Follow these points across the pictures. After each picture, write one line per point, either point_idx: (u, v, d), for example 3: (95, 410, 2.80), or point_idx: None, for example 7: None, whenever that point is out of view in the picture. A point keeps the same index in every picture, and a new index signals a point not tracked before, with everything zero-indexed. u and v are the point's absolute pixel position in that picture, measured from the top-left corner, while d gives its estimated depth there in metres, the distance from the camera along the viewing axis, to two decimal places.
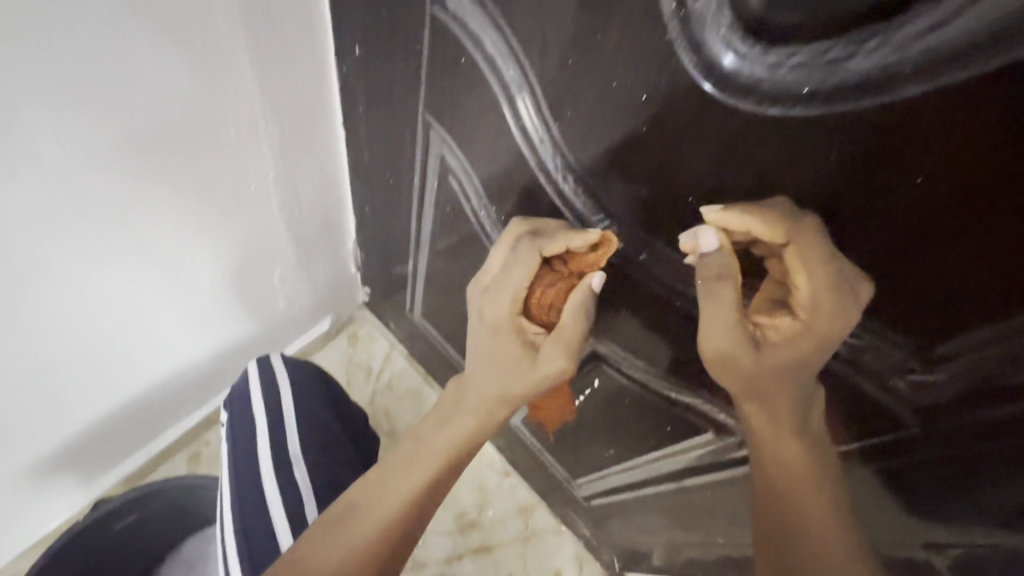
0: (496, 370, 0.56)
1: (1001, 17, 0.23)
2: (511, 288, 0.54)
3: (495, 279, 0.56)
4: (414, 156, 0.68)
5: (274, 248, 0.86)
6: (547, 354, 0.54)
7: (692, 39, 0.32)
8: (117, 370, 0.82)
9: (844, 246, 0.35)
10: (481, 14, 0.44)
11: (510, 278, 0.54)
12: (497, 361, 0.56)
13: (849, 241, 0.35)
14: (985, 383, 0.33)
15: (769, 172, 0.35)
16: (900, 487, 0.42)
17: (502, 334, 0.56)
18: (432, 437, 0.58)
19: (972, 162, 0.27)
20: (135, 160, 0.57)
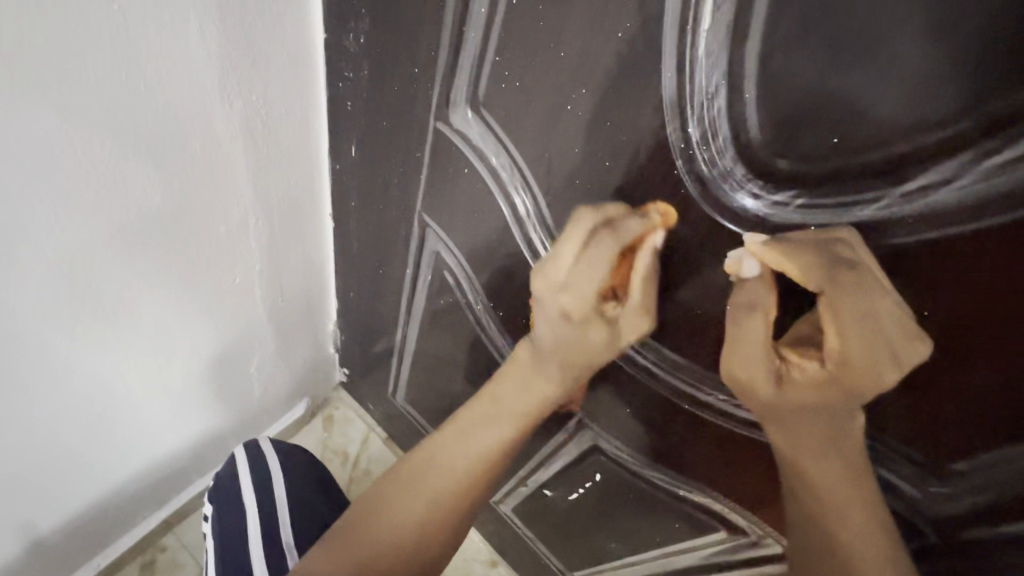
0: (536, 387, 0.47)
1: (991, 189, 0.26)
2: (581, 291, 0.41)
3: (565, 280, 0.41)
4: (408, 249, 0.68)
5: (253, 338, 0.82)
6: (627, 323, 0.42)
7: (701, 177, 0.34)
8: (71, 480, 0.74)
9: (847, 387, 0.34)
10: (485, 131, 0.46)
11: (575, 284, 0.41)
12: (533, 379, 0.47)
13: (847, 377, 0.34)
14: (1008, 505, 0.33)
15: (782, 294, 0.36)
16: None
17: (555, 352, 0.45)
18: (461, 450, 0.48)
19: (991, 309, 0.28)
20: (119, 265, 0.55)
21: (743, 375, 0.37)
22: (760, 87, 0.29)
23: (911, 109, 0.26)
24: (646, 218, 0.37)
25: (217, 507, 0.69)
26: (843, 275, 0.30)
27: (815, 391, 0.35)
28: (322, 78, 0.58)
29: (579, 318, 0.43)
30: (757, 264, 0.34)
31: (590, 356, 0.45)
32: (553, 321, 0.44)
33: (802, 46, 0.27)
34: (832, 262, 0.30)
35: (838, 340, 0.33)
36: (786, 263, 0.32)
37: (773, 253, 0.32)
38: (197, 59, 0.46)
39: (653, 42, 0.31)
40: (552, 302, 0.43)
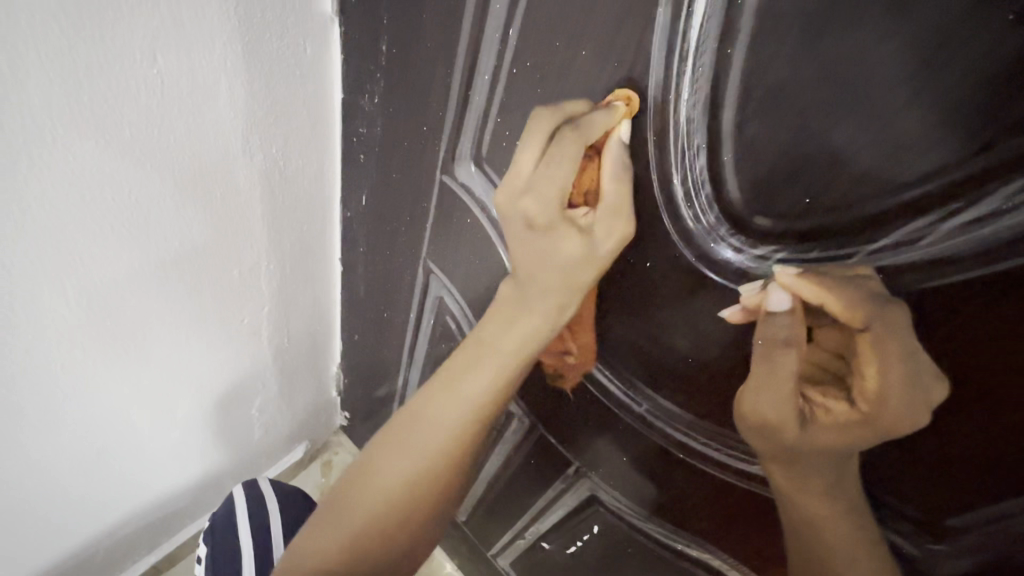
0: (494, 365, 0.47)
1: (949, 248, 0.27)
2: (546, 198, 0.39)
3: (526, 186, 0.39)
4: (412, 294, 0.70)
5: (257, 378, 0.83)
6: (602, 229, 0.39)
7: (685, 231, 0.36)
8: (65, 520, 0.74)
9: (878, 429, 0.33)
10: (487, 185, 0.49)
11: (539, 188, 0.38)
12: (495, 348, 0.47)
13: (880, 420, 0.33)
14: (1001, 568, 0.33)
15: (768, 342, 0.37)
16: None
17: (533, 284, 0.43)
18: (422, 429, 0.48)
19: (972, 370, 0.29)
20: (135, 303, 0.57)
21: (770, 410, 0.36)
22: (736, 152, 0.32)
23: (885, 174, 0.27)
24: (611, 110, 0.35)
25: (211, 553, 0.67)
26: (889, 313, 0.30)
27: (842, 430, 0.35)
28: (338, 135, 0.62)
29: (544, 225, 0.40)
30: (786, 296, 0.34)
31: (566, 269, 0.41)
32: (520, 235, 0.42)
33: (771, 117, 0.29)
34: (877, 301, 0.30)
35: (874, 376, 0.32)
36: (824, 294, 0.31)
37: (813, 285, 0.32)
38: (224, 117, 0.50)
39: (639, 110, 0.34)
40: (518, 212, 0.40)
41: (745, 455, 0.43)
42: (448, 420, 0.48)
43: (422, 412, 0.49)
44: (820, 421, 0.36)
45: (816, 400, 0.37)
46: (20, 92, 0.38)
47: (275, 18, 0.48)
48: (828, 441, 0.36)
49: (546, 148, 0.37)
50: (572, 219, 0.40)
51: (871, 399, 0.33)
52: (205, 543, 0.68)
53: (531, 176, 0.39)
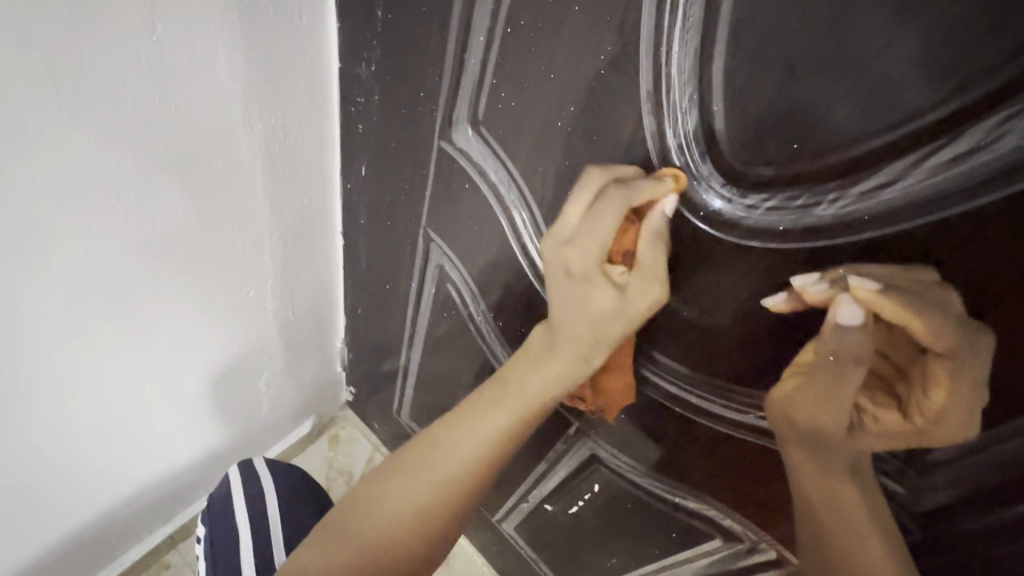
0: (543, 372, 0.47)
1: (935, 186, 0.28)
2: (587, 247, 0.41)
3: (573, 238, 0.41)
4: (413, 264, 0.71)
5: (264, 352, 0.85)
6: (636, 289, 0.41)
7: (677, 182, 0.37)
8: (84, 490, 0.76)
9: (928, 443, 0.35)
10: (485, 149, 0.49)
11: (579, 242, 0.41)
12: (541, 364, 0.48)
13: (935, 433, 0.34)
14: (978, 497, 0.35)
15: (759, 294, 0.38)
16: None
17: (567, 335, 0.45)
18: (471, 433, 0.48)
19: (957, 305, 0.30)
20: (143, 275, 0.59)
21: (824, 418, 0.37)
22: (726, 103, 0.32)
23: (869, 117, 0.28)
24: (660, 181, 0.37)
25: (209, 529, 0.69)
26: (976, 346, 0.30)
27: (892, 441, 0.36)
28: (336, 105, 0.62)
29: (581, 276, 0.42)
30: (858, 309, 0.32)
31: (598, 325, 0.43)
32: (559, 283, 0.44)
33: (760, 64, 0.30)
34: (969, 333, 0.30)
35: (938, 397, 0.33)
36: (910, 321, 0.31)
37: (901, 308, 0.31)
38: (224, 88, 0.51)
39: (631, 65, 0.35)
40: (557, 261, 0.43)
41: (735, 405, 0.45)
42: (469, 433, 0.49)
43: (442, 441, 0.49)
44: (869, 430, 0.37)
45: (868, 408, 0.37)
46: (24, 61, 0.39)
47: None
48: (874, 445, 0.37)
49: (589, 205, 0.39)
50: (608, 275, 0.42)
51: (928, 415, 0.34)
52: (204, 523, 0.70)
53: (576, 228, 0.41)
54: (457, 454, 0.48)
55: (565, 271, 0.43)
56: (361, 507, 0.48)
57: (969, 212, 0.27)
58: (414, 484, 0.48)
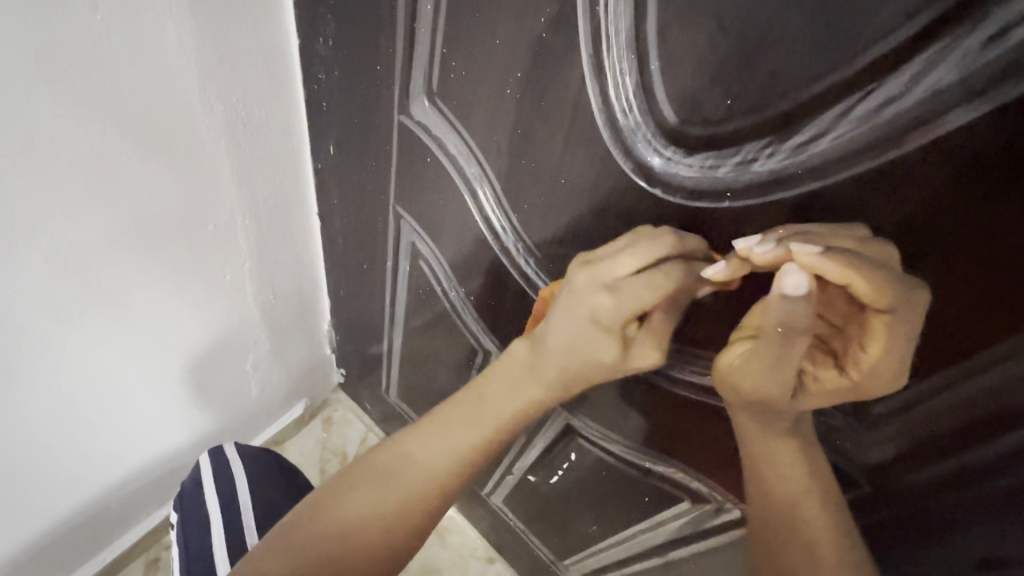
0: (526, 390, 0.46)
1: (862, 137, 0.28)
2: (622, 304, 0.38)
3: (613, 285, 0.39)
4: (387, 243, 0.71)
5: (247, 336, 0.86)
6: (638, 347, 0.41)
7: (624, 144, 0.37)
8: (76, 473, 0.78)
9: (865, 395, 0.35)
10: (442, 121, 0.49)
11: (623, 293, 0.38)
12: (523, 381, 0.46)
13: (872, 389, 0.34)
14: (918, 449, 0.35)
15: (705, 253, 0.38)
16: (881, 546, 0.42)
17: (555, 368, 0.44)
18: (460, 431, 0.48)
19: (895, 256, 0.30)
20: (113, 261, 0.59)
21: (768, 387, 0.36)
22: (661, 61, 0.32)
23: (796, 68, 0.28)
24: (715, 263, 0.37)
25: (181, 513, 0.71)
26: (916, 300, 0.29)
27: (831, 397, 0.36)
28: (299, 83, 0.62)
29: (605, 325, 0.40)
30: (801, 277, 0.31)
31: (589, 367, 0.42)
32: (573, 313, 0.41)
33: (690, 18, 0.29)
34: (909, 288, 0.29)
35: (875, 353, 0.32)
36: (852, 279, 0.29)
37: (845, 268, 0.29)
38: (178, 67, 0.50)
39: (570, 27, 0.35)
40: (582, 307, 0.40)
41: (694, 367, 0.45)
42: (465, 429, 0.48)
43: (435, 431, 0.48)
44: (811, 391, 0.36)
45: (808, 369, 0.36)
46: None
47: None
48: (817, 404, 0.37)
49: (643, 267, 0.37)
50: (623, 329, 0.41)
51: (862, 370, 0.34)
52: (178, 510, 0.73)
53: (622, 278, 0.38)
54: (450, 447, 0.48)
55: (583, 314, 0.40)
56: (349, 489, 0.48)
57: (895, 162, 0.28)
58: (398, 478, 0.48)
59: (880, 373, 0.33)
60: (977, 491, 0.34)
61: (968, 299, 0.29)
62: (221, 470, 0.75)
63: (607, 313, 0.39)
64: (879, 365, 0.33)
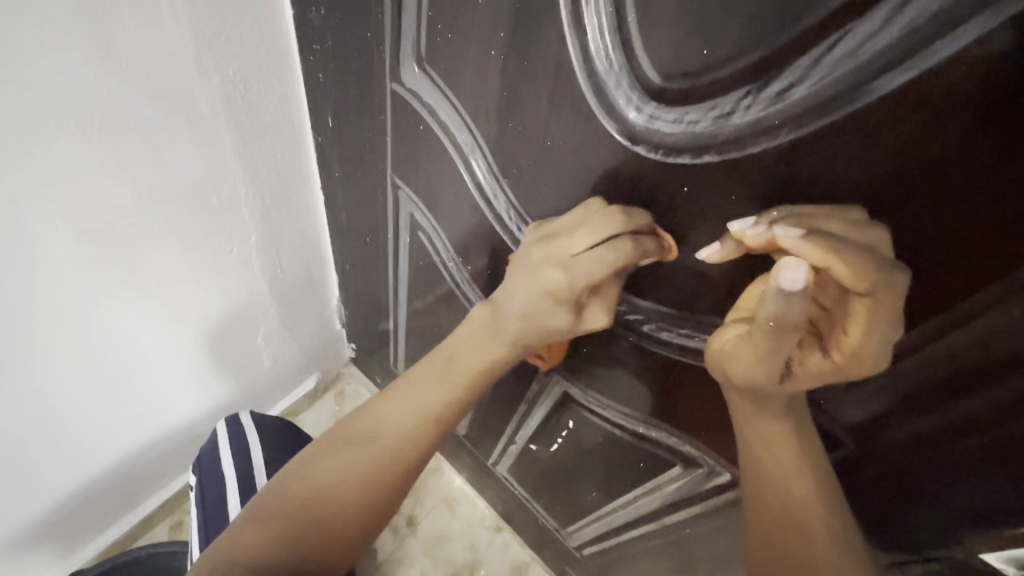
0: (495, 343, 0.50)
1: (838, 81, 0.27)
2: (576, 276, 0.42)
3: (557, 258, 0.43)
4: (387, 215, 0.72)
5: (257, 309, 0.88)
6: (590, 315, 0.45)
7: (606, 102, 0.37)
8: (98, 438, 0.82)
9: (849, 374, 0.36)
10: (432, 88, 0.49)
11: (578, 267, 0.42)
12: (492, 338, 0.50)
13: (854, 369, 0.36)
14: (899, 407, 0.36)
15: (691, 214, 0.38)
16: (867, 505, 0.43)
17: (517, 321, 0.47)
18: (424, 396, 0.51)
19: (874, 207, 0.30)
20: (120, 232, 0.61)
21: (761, 376, 0.38)
22: (639, 13, 0.32)
23: (772, 13, 0.27)
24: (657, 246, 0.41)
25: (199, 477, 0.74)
26: (894, 286, 0.31)
27: (819, 378, 0.37)
28: (295, 54, 0.62)
29: (557, 299, 0.44)
30: (801, 275, 0.31)
31: (545, 333, 0.47)
32: (526, 287, 0.45)
33: None
34: (887, 272, 0.30)
35: (858, 336, 0.34)
36: (836, 263, 0.31)
37: (825, 251, 0.31)
38: (173, 38, 0.51)
39: None
40: (540, 277, 0.44)
41: (681, 330, 0.46)
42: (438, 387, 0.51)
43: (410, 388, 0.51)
44: (800, 373, 0.38)
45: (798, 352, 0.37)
46: None
47: None
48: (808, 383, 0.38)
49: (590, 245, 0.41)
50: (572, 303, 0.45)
51: (845, 350, 0.35)
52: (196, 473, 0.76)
53: (576, 253, 0.42)
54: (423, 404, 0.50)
55: (535, 284, 0.45)
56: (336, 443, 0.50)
57: (870, 108, 0.27)
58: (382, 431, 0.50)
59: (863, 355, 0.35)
60: (959, 446, 0.35)
61: (947, 249, 0.29)
62: (237, 436, 0.78)
63: (560, 287, 0.43)
64: (861, 348, 0.34)
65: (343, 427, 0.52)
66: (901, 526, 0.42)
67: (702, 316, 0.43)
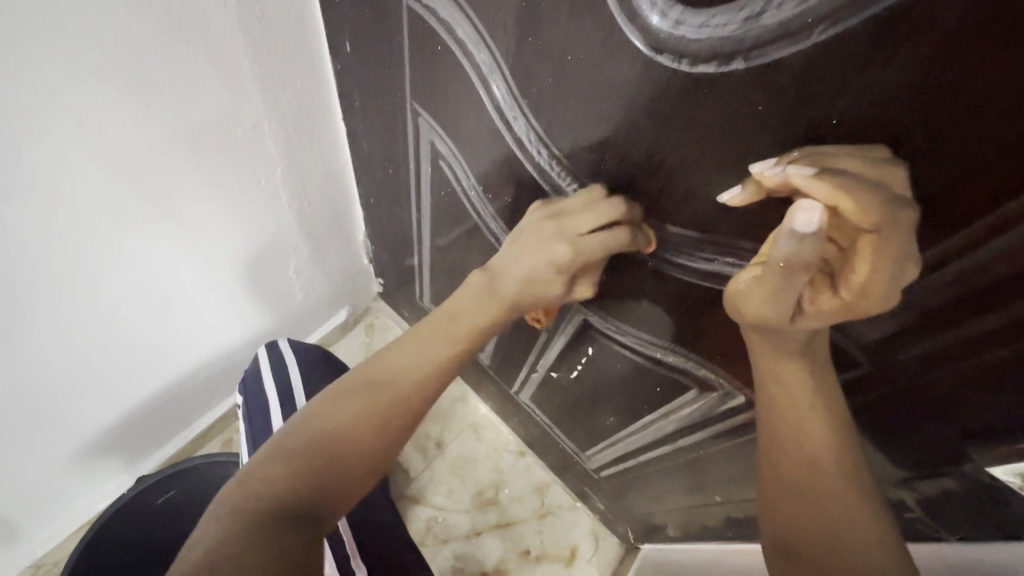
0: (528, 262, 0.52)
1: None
2: (538, 260, 0.52)
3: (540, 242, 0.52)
4: (408, 145, 0.72)
5: (287, 242, 0.91)
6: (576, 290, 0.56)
7: (629, 7, 0.35)
8: (150, 360, 0.88)
9: (858, 313, 0.36)
10: (449, 2, 0.47)
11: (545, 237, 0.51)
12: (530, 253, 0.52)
13: (863, 307, 0.36)
14: (915, 325, 0.37)
15: (714, 130, 0.37)
16: (877, 422, 0.44)
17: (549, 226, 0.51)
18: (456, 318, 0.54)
19: (906, 113, 0.29)
20: (152, 164, 0.63)
21: (771, 313, 0.39)
22: None
23: None
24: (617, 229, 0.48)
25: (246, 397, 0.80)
26: (904, 221, 0.32)
27: (831, 317, 0.38)
28: None
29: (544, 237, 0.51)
30: (812, 217, 0.32)
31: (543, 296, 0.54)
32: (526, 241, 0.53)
33: None
34: (896, 208, 0.31)
35: (865, 274, 0.34)
36: (844, 198, 0.31)
37: (834, 190, 0.31)
38: None
39: None
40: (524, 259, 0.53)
41: (700, 253, 0.46)
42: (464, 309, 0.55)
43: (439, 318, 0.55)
44: (808, 311, 0.39)
45: (808, 292, 0.38)
46: None
47: None
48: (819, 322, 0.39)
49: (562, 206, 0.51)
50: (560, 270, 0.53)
51: (853, 289, 0.36)
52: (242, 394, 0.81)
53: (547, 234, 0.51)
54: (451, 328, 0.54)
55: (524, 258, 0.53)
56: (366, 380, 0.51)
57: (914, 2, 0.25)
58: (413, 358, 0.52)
59: (870, 291, 0.35)
60: (980, 360, 0.35)
61: (984, 154, 0.28)
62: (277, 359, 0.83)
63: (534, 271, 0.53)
64: (869, 284, 0.34)
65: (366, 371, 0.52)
66: (914, 444, 0.43)
67: (724, 237, 0.43)
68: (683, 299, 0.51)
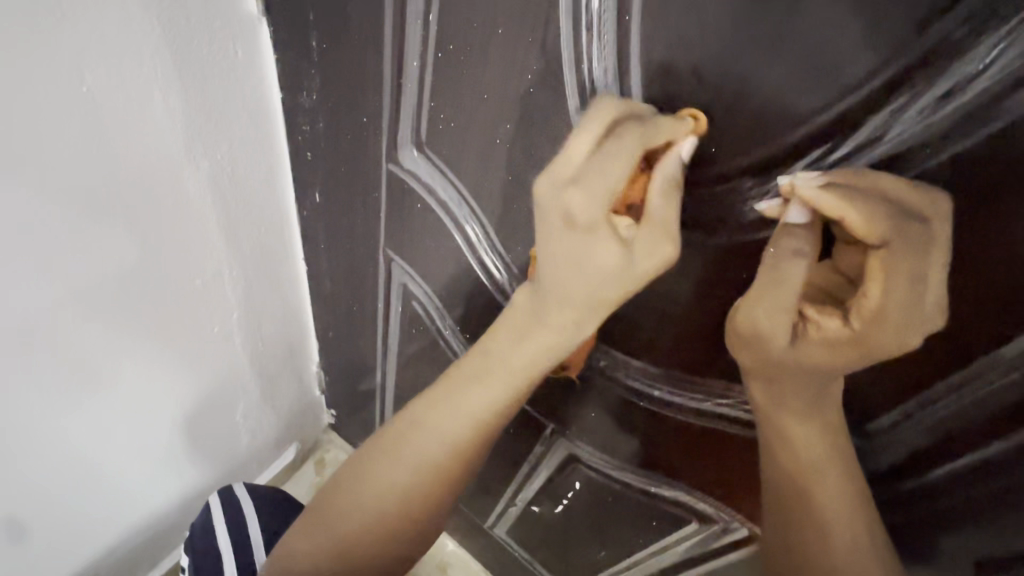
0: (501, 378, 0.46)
1: (936, 125, 0.29)
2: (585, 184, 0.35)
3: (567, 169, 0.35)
4: (378, 287, 0.72)
5: (237, 384, 0.84)
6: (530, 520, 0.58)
7: None
8: (61, 539, 0.75)
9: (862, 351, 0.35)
10: (431, 168, 0.52)
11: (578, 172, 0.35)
12: (499, 367, 0.46)
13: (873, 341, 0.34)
14: (917, 458, 0.41)
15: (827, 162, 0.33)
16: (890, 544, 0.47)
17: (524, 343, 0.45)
18: (384, 493, 0.49)
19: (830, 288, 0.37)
20: (103, 316, 0.58)
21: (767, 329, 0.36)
22: (649, 111, 0.38)
23: (783, 106, 0.32)
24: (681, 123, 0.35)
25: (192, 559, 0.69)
26: None
27: (830, 349, 0.36)
28: (284, 134, 0.63)
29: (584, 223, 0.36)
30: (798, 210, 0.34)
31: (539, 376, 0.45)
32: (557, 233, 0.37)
33: (674, 74, 0.35)
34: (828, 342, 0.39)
35: (877, 295, 0.32)
36: (849, 210, 0.30)
37: (838, 198, 0.30)
38: (162, 127, 0.51)
39: (556, 80, 0.40)
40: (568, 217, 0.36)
41: (692, 394, 0.48)
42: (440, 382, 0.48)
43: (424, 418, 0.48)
44: (812, 335, 0.36)
45: (810, 317, 0.36)
46: None
47: (201, 21, 0.49)
48: (813, 357, 0.36)
49: (600, 141, 0.35)
50: (616, 226, 0.37)
51: (865, 317, 0.34)
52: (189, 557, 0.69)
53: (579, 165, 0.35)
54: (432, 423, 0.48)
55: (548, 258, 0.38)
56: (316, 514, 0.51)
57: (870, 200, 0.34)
58: (359, 506, 0.49)
59: (801, 444, 0.41)
60: (998, 486, 0.38)
61: (1007, 271, 0.31)
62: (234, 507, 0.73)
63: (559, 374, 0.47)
64: (884, 309, 0.32)
65: (317, 505, 0.52)
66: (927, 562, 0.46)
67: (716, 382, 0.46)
68: (677, 431, 0.52)
